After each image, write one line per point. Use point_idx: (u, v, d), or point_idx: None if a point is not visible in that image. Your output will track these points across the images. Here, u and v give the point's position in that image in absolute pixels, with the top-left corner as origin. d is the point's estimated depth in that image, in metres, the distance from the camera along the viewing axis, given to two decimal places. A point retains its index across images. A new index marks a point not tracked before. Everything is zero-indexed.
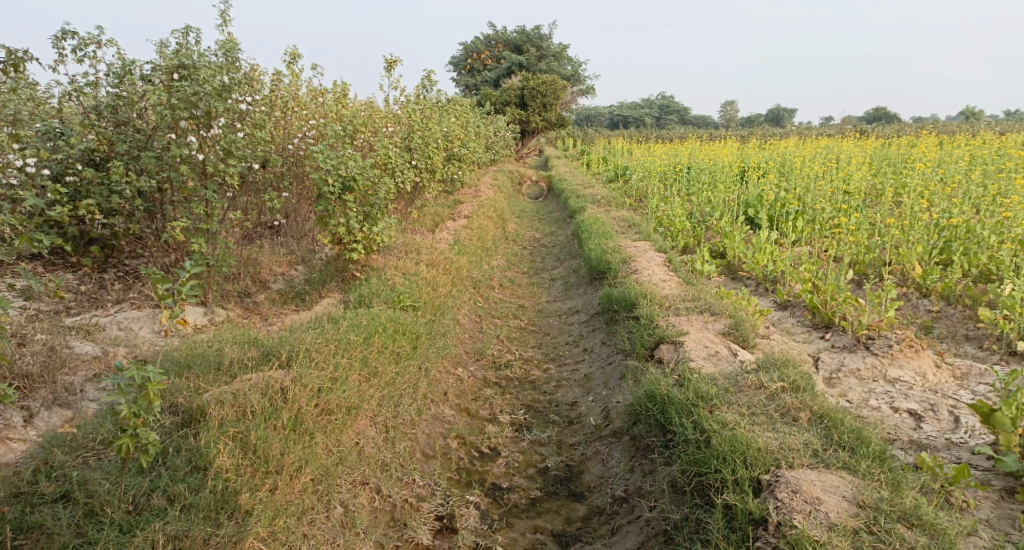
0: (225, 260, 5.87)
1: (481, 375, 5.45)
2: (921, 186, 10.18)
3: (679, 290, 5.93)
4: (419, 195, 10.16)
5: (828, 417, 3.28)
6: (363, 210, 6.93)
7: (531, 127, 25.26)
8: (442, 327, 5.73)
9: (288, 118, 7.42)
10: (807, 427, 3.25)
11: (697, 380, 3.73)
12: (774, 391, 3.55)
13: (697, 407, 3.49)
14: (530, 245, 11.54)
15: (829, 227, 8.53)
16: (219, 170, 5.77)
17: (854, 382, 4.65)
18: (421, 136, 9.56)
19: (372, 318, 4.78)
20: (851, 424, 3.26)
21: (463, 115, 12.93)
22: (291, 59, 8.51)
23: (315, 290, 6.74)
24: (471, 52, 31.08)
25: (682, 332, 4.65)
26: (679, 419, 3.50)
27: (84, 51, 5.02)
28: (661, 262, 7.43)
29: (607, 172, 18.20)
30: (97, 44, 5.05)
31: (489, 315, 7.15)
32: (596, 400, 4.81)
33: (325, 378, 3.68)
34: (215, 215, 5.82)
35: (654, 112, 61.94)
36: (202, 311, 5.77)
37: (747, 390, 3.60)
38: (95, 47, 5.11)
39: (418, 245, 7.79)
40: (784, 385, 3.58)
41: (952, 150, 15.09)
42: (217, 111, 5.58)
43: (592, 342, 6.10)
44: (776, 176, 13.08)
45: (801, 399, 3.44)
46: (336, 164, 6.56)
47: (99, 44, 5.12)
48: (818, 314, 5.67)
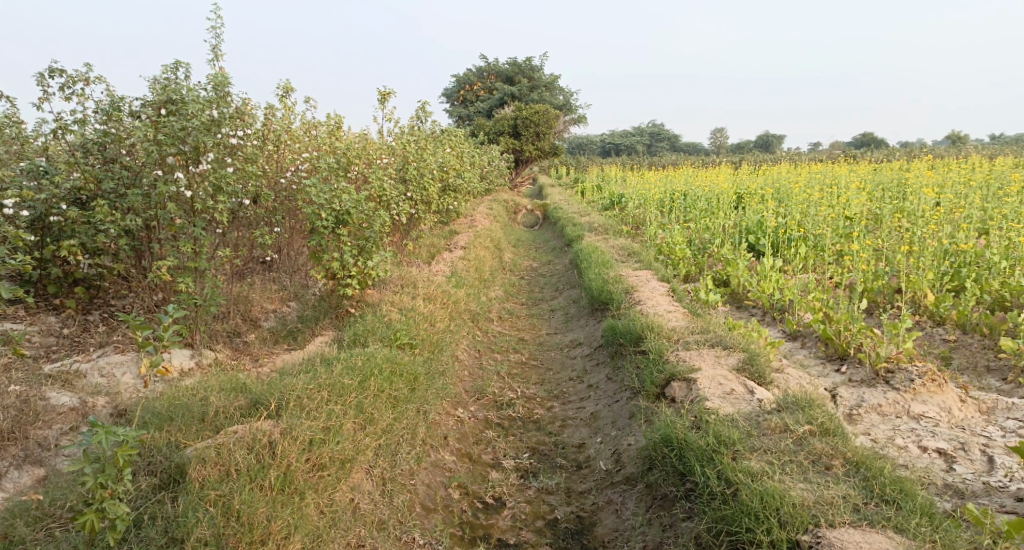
0: (214, 300, 5.65)
1: (483, 415, 5.19)
2: (922, 210, 10.06)
3: (687, 322, 5.71)
4: (415, 227, 9.98)
5: (865, 466, 3.04)
6: (358, 244, 6.71)
7: (524, 156, 25.28)
8: (441, 365, 5.49)
9: (281, 152, 7.27)
10: (841, 477, 3.02)
11: (716, 423, 3.49)
12: (801, 435, 3.32)
13: (718, 453, 3.25)
14: (528, 275, 11.35)
15: (833, 253, 8.36)
16: (207, 207, 5.56)
17: (876, 418, 4.41)
18: (416, 167, 9.41)
19: (368, 358, 4.53)
20: (886, 472, 3.02)
21: (458, 145, 12.85)
22: (284, 92, 8.39)
23: (307, 328, 6.50)
24: (464, 84, 31.28)
25: (695, 368, 4.42)
26: (700, 467, 3.25)
27: (72, 87, 4.85)
28: (665, 292, 7.23)
29: (603, 200, 18.13)
30: (85, 81, 4.89)
31: (488, 350, 6.90)
32: (605, 442, 4.55)
33: (317, 429, 3.42)
34: (203, 253, 5.60)
35: (646, 140, 62.48)
36: (189, 353, 5.54)
37: (771, 434, 3.37)
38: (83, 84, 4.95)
39: (414, 278, 7.56)
40: (812, 428, 3.35)
41: (949, 172, 15.05)
42: (206, 145, 5.41)
43: (597, 378, 5.86)
44: (774, 202, 12.97)
45: (832, 445, 3.21)
46: (329, 198, 6.36)
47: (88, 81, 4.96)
48: (832, 345, 5.45)
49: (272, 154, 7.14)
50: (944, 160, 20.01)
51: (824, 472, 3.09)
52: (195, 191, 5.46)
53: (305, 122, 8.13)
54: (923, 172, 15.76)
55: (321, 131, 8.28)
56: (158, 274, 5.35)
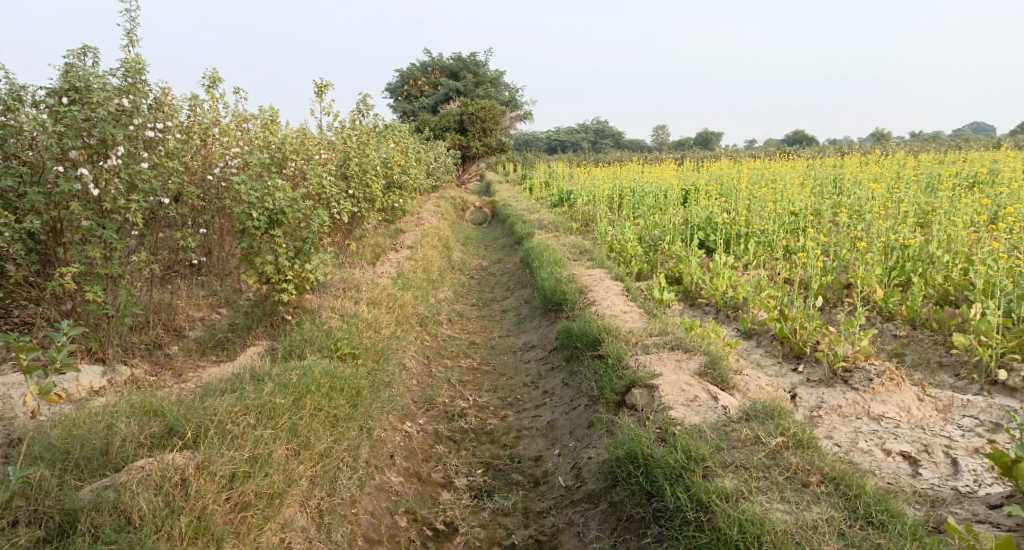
0: (129, 310, 5.17)
1: (432, 428, 4.86)
2: (864, 206, 10.18)
3: (643, 323, 5.50)
4: (358, 226, 9.52)
5: (846, 484, 2.87)
6: (293, 245, 6.24)
7: (471, 152, 24.90)
8: (387, 376, 5.12)
9: (207, 147, 6.74)
10: (820, 497, 2.84)
11: (683, 435, 3.26)
12: (774, 448, 3.12)
13: (687, 471, 3.03)
14: (477, 274, 11.02)
15: (783, 248, 8.34)
16: (119, 206, 5.06)
17: (837, 420, 4.26)
18: (358, 163, 8.94)
19: (305, 373, 4.14)
20: (865, 487, 2.83)
21: (402, 141, 12.41)
22: (212, 82, 7.85)
23: (238, 337, 6.02)
24: (408, 78, 30.63)
25: (655, 374, 4.20)
26: (667, 486, 3.02)
27: None
28: (619, 291, 7.04)
29: (552, 196, 17.95)
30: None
31: (437, 356, 6.55)
32: (564, 455, 4.29)
33: (241, 462, 3.05)
34: (116, 258, 5.10)
35: (592, 136, 62.89)
36: (101, 370, 5.13)
37: (742, 447, 3.16)
38: None
39: (357, 280, 7.13)
40: (784, 440, 3.15)
41: (887, 167, 15.42)
42: (116, 138, 4.95)
43: (552, 384, 5.60)
44: (720, 197, 13.00)
45: (808, 459, 3.02)
46: (258, 195, 5.88)
47: None
48: (788, 343, 5.32)
49: (198, 151, 6.62)
50: (878, 155, 20.59)
51: (801, 490, 2.90)
52: (105, 188, 4.99)
53: (235, 116, 7.60)
54: (861, 167, 16.11)
55: (254, 125, 7.75)
56: (63, 282, 4.82)
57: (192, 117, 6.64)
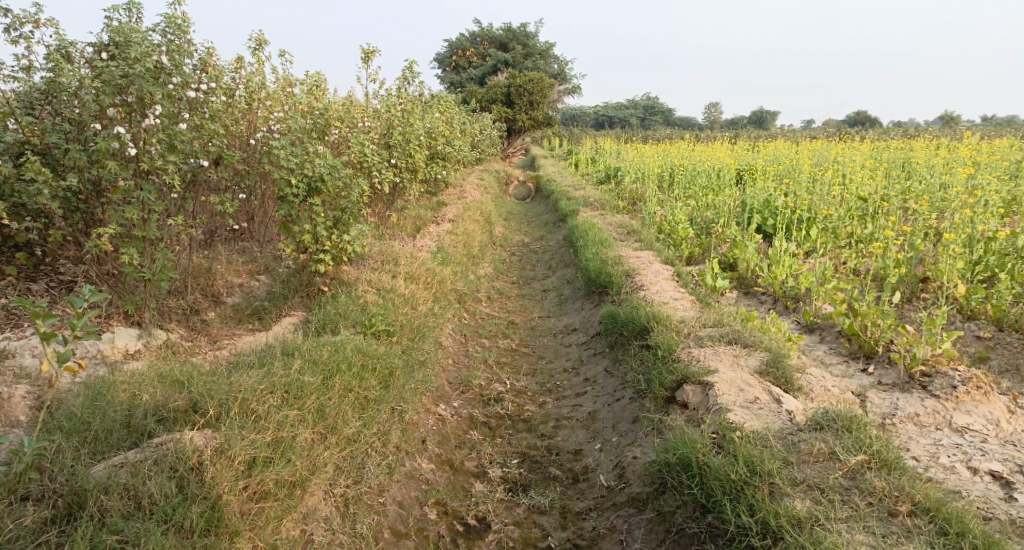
0: (165, 274, 5.05)
1: (467, 413, 4.62)
2: (936, 195, 9.49)
3: (696, 312, 5.14)
4: (399, 197, 9.30)
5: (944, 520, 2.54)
6: (332, 215, 6.04)
7: (517, 125, 24.44)
8: (422, 356, 4.90)
9: (249, 111, 6.57)
10: (913, 533, 2.53)
11: (744, 444, 2.94)
12: (853, 467, 2.80)
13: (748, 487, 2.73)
14: (518, 251, 10.73)
15: (846, 236, 7.81)
16: (157, 167, 4.91)
17: (912, 429, 3.87)
18: (401, 132, 8.68)
19: (337, 350, 3.94)
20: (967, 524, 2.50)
21: (448, 111, 12.10)
22: (257, 45, 7.70)
23: (275, 306, 5.87)
24: (456, 48, 30.12)
25: (711, 370, 3.86)
26: (724, 505, 2.75)
27: (19, 31, 4.10)
28: (669, 276, 6.66)
29: (598, 173, 17.44)
30: (34, 24, 4.15)
31: (475, 336, 6.31)
32: (606, 451, 4.01)
33: (261, 447, 2.91)
34: (152, 220, 4.97)
35: (640, 113, 61.45)
36: (137, 333, 5.02)
37: (815, 464, 2.85)
38: (32, 27, 4.17)
39: (396, 253, 6.92)
40: (867, 460, 2.82)
41: (958, 153, 14.47)
42: (154, 97, 4.78)
43: (595, 371, 5.32)
44: (777, 179, 12.36)
45: (895, 485, 2.69)
46: (297, 162, 5.68)
47: (38, 23, 4.18)
48: (857, 341, 4.92)
49: (239, 114, 6.45)
50: (947, 141, 19.41)
51: (887, 520, 2.59)
52: (144, 149, 4.84)
53: (279, 79, 7.40)
54: (929, 152, 15.15)
55: (298, 89, 7.55)
56: (99, 243, 4.70)
57: (235, 79, 6.46)
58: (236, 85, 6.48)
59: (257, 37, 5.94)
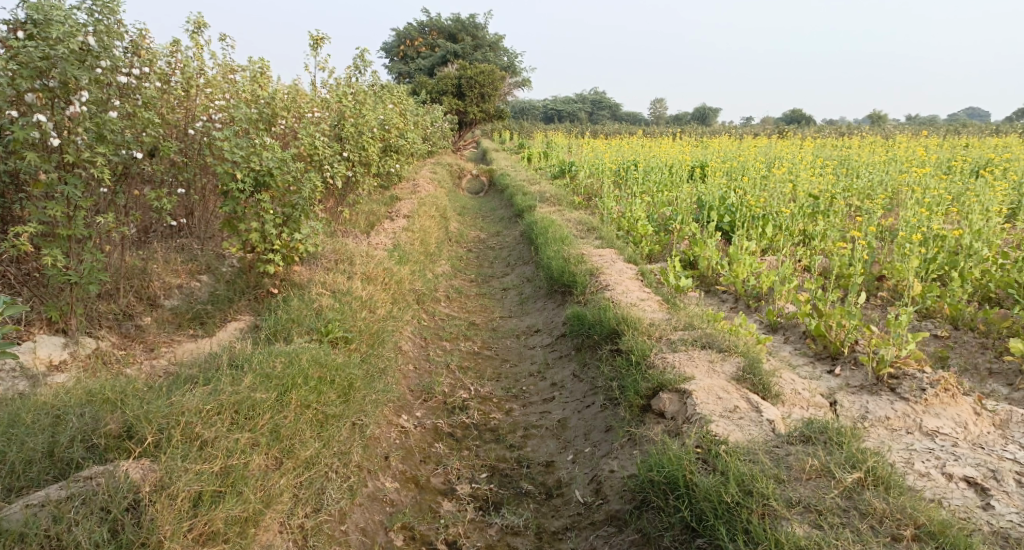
0: (94, 277, 4.62)
1: (431, 423, 4.38)
2: (883, 192, 9.70)
3: (664, 314, 5.03)
4: (351, 192, 8.91)
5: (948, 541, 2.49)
6: (281, 212, 5.66)
7: (468, 118, 24.09)
8: (382, 363, 4.63)
9: (187, 99, 6.13)
10: None
11: (737, 464, 2.86)
12: (850, 486, 2.76)
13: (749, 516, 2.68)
14: (475, 247, 10.49)
15: (801, 234, 7.86)
16: (84, 159, 4.49)
17: (885, 433, 3.83)
18: (353, 123, 8.31)
19: (291, 362, 3.65)
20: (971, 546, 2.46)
21: (400, 102, 11.72)
22: (196, 28, 7.21)
23: (218, 310, 5.47)
24: (405, 39, 29.49)
25: (687, 377, 3.73)
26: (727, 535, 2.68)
27: None
28: (632, 275, 6.55)
29: (552, 167, 17.32)
30: None
31: (435, 339, 6.05)
32: (579, 463, 3.85)
33: (209, 481, 2.61)
34: (80, 218, 4.54)
35: (589, 107, 61.80)
36: (62, 342, 4.59)
37: (808, 482, 2.80)
38: None
39: (350, 251, 6.59)
40: (862, 476, 2.78)
41: (899, 150, 14.90)
42: (79, 81, 4.36)
43: (562, 376, 5.15)
44: (730, 176, 12.47)
45: (895, 506, 2.64)
46: (243, 154, 5.30)
47: None
48: (823, 342, 4.88)
49: (176, 102, 6.01)
50: (887, 139, 20.05)
51: (891, 545, 2.53)
52: (68, 138, 4.41)
53: (220, 65, 6.95)
54: (871, 149, 15.59)
55: (241, 77, 7.11)
56: (18, 243, 4.26)
57: (172, 65, 6.01)
58: (172, 70, 6.03)
59: (196, 20, 5.53)
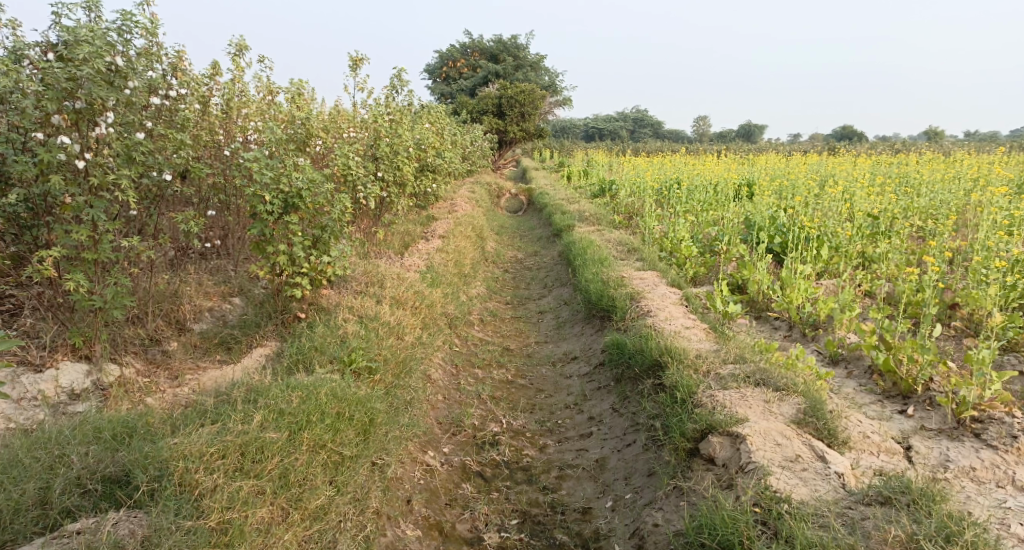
0: (118, 302, 4.47)
1: (458, 461, 4.09)
2: (946, 212, 9.10)
3: (712, 345, 4.65)
4: (386, 212, 8.77)
5: None
6: (310, 234, 5.49)
7: (508, 137, 23.99)
8: (408, 395, 4.37)
9: (223, 121, 6.05)
10: None
11: (803, 536, 2.53)
12: None
13: None
14: (511, 268, 10.23)
15: (859, 257, 7.35)
16: (110, 181, 4.36)
17: (969, 486, 3.38)
18: (389, 143, 8.16)
19: (307, 396, 3.40)
20: None
21: (438, 121, 11.59)
22: (235, 50, 7.20)
23: (245, 335, 5.29)
24: (447, 60, 29.68)
25: (741, 418, 3.35)
26: None
27: None
28: (676, 300, 6.17)
29: (591, 186, 17.00)
30: None
31: (467, 366, 5.78)
32: (619, 512, 3.51)
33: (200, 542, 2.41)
34: (106, 242, 4.40)
35: (630, 125, 61.34)
36: (86, 369, 4.42)
37: None
38: None
39: (381, 273, 6.39)
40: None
41: (961, 167, 14.10)
42: (106, 102, 4.25)
43: (601, 409, 4.82)
44: (779, 194, 11.95)
45: None
46: (272, 175, 5.14)
47: None
48: (892, 378, 4.43)
49: (214, 124, 5.93)
50: (944, 154, 19.15)
51: None
52: (96, 160, 4.30)
53: (258, 86, 6.90)
54: (928, 166, 14.85)
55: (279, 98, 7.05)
56: (42, 268, 4.12)
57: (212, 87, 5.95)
58: (211, 93, 5.96)
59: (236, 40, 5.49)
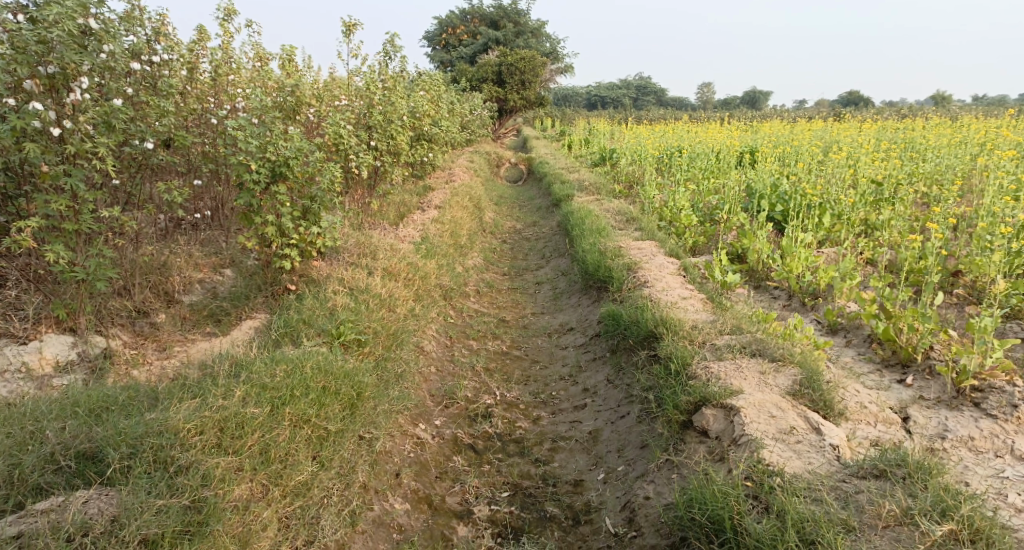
0: (102, 274, 4.39)
1: (450, 433, 4.04)
2: (952, 178, 8.91)
3: (709, 315, 4.57)
4: (381, 182, 8.63)
5: None
6: (300, 204, 5.37)
7: (509, 105, 23.65)
8: (398, 369, 4.31)
9: (210, 89, 5.90)
10: None
11: (795, 511, 2.47)
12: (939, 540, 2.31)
13: None
14: (509, 239, 10.12)
15: (862, 224, 7.21)
16: (88, 149, 4.25)
17: (967, 456, 3.31)
18: (382, 111, 7.99)
19: (292, 370, 3.35)
20: None
21: (434, 89, 11.37)
22: (225, 15, 7.01)
23: (235, 307, 5.20)
24: (446, 27, 29.14)
25: (735, 389, 3.28)
26: None
27: None
28: (674, 270, 6.07)
29: (592, 155, 16.78)
30: None
31: (461, 338, 5.71)
32: (611, 485, 3.46)
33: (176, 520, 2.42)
34: (87, 212, 4.31)
35: (633, 93, 60.52)
36: (71, 342, 4.38)
37: (885, 533, 2.38)
38: None
39: (374, 243, 6.29)
40: (953, 526, 2.33)
41: (970, 132, 13.81)
42: (79, 67, 4.12)
43: (595, 381, 4.76)
44: (782, 161, 11.76)
45: None
46: (258, 144, 5.01)
47: None
48: (891, 347, 4.35)
49: (202, 91, 5.78)
50: (952, 119, 18.79)
51: None
52: (72, 128, 4.22)
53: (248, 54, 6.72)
54: (935, 131, 14.59)
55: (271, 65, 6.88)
56: (20, 239, 4.04)
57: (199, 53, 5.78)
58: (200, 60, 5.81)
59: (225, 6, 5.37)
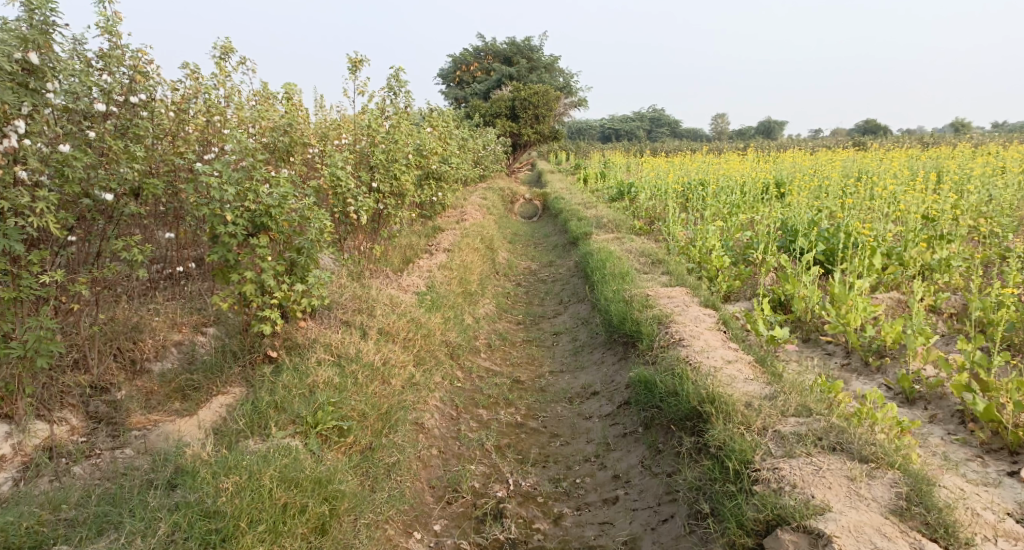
0: (43, 349, 3.73)
1: (452, 545, 3.34)
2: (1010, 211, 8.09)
3: (765, 388, 3.78)
4: (385, 226, 8.00)
5: None
6: (285, 258, 4.69)
7: (523, 140, 23.19)
8: (389, 460, 3.60)
9: (193, 131, 5.28)
10: None
11: None
12: None
13: None
14: (524, 281, 9.42)
15: (919, 266, 6.40)
16: (27, 204, 3.65)
17: None
18: (385, 150, 7.37)
19: (247, 483, 2.85)
20: None
21: (445, 124, 10.84)
22: (224, 54, 6.54)
23: (207, 381, 4.41)
24: (460, 64, 28.94)
25: (821, 507, 2.57)
26: None
27: None
28: (713, 323, 5.29)
29: (609, 189, 16.13)
30: None
31: (469, 407, 4.96)
32: None
33: None
34: (26, 276, 3.69)
35: (647, 125, 60.33)
36: (5, 432, 3.74)
37: None
38: None
39: (372, 296, 5.60)
40: None
41: (1012, 159, 12.99)
42: (12, 109, 3.57)
43: (627, 467, 3.99)
44: (814, 194, 10.99)
45: None
46: (236, 191, 4.36)
47: None
48: (994, 427, 3.53)
49: (186, 134, 5.20)
50: (985, 145, 18.01)
51: None
52: (10, 179, 3.63)
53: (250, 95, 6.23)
54: (973, 159, 13.76)
55: (279, 105, 6.39)
56: None
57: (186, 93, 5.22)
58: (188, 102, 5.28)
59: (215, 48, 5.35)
